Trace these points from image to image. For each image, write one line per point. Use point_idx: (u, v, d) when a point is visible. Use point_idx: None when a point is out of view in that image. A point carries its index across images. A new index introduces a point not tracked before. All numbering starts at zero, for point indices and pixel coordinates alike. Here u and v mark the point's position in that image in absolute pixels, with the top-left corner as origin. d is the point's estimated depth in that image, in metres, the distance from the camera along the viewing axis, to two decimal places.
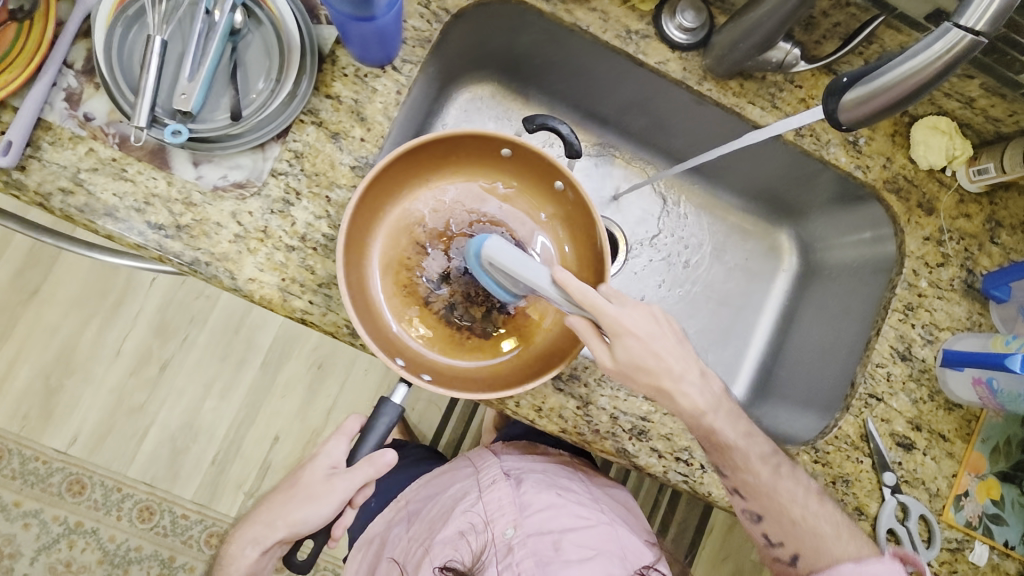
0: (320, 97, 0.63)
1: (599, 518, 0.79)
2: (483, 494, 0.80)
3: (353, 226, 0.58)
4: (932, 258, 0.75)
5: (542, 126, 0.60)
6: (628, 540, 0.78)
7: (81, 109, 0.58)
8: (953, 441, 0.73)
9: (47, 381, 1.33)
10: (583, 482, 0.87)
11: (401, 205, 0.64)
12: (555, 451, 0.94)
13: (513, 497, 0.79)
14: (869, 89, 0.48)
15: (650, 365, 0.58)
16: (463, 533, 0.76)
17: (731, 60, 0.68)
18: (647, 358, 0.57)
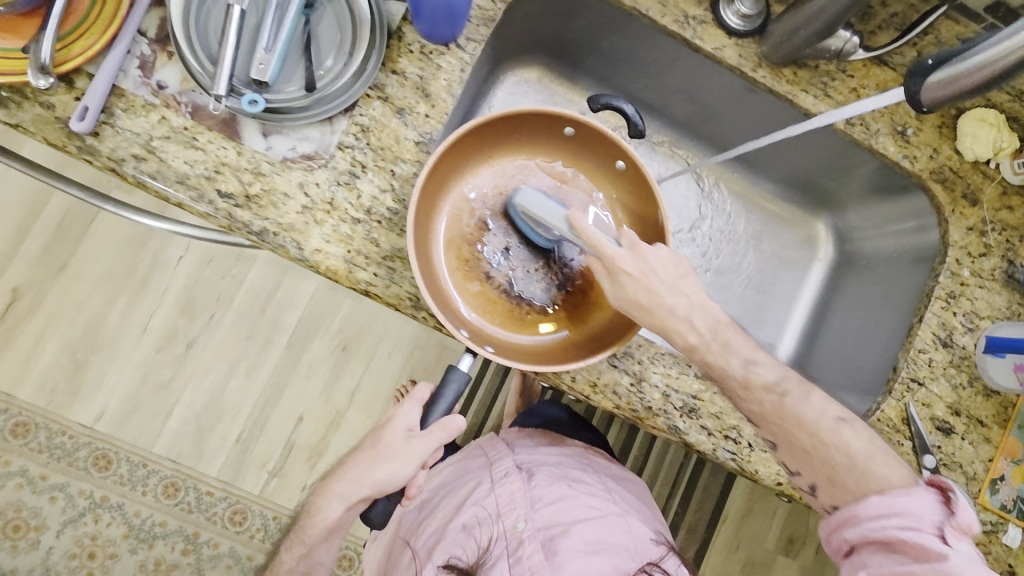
0: (387, 73, 0.64)
1: (610, 509, 0.80)
2: (495, 489, 0.82)
3: (423, 200, 0.60)
4: (975, 248, 0.76)
5: (607, 106, 0.60)
6: (639, 530, 0.80)
7: (154, 78, 0.59)
8: (990, 426, 0.75)
9: (74, 356, 1.34)
10: (596, 475, 0.88)
11: (463, 182, 0.66)
12: (573, 444, 0.95)
13: (523, 491, 0.80)
14: (956, 69, 0.51)
15: (644, 303, 0.59)
16: (475, 526, 0.79)
17: (790, 47, 0.68)
18: (642, 296, 0.59)
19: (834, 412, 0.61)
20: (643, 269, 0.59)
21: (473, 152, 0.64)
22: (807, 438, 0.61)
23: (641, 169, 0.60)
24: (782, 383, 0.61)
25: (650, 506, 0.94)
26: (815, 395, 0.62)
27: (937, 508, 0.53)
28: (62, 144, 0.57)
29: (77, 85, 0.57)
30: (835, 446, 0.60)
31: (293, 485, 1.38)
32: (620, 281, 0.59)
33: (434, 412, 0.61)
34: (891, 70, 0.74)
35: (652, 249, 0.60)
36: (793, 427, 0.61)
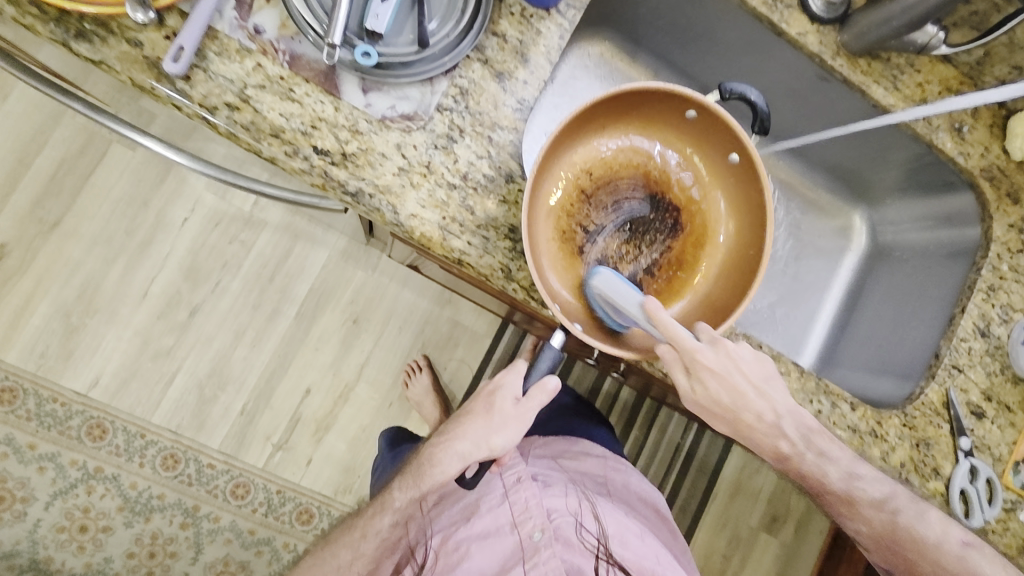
0: (487, 34, 0.62)
1: (629, 528, 0.79)
2: (509, 495, 0.78)
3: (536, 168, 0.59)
4: (1014, 245, 0.80)
5: (732, 93, 0.61)
6: (658, 555, 0.79)
7: (250, 21, 0.56)
8: (1016, 412, 0.80)
9: (67, 319, 1.26)
10: (610, 493, 0.86)
11: (571, 154, 0.67)
12: (591, 455, 0.94)
13: (541, 500, 0.77)
14: None
15: (725, 401, 0.64)
16: (489, 533, 0.76)
17: (872, 38, 0.71)
18: (724, 394, 0.63)
19: (910, 503, 0.73)
20: (728, 370, 0.62)
21: (588, 125, 0.64)
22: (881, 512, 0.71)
23: (756, 163, 0.60)
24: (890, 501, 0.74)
25: (666, 527, 0.93)
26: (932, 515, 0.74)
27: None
28: (149, 85, 0.54)
29: (167, 23, 0.54)
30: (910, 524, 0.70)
31: (299, 459, 1.32)
32: (704, 380, 0.61)
33: (530, 379, 0.64)
34: (953, 68, 0.77)
35: (736, 348, 0.63)
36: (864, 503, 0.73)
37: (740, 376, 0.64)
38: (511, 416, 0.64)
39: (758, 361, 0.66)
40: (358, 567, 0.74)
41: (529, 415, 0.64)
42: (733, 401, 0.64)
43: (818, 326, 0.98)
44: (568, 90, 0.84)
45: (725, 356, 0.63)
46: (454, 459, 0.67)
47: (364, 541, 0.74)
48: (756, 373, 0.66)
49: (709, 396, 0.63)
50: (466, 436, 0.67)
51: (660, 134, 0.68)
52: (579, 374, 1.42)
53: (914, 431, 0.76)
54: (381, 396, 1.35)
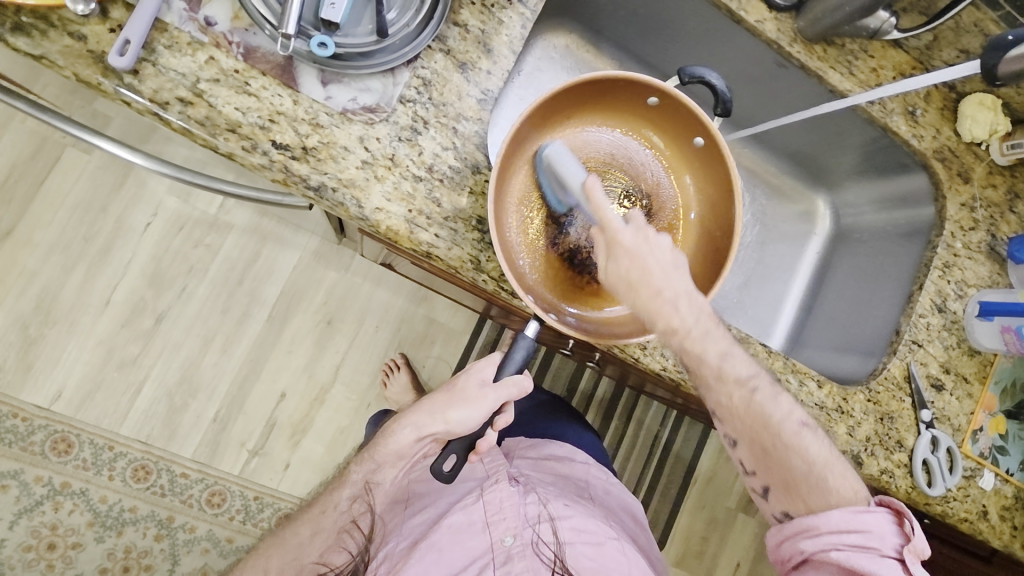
0: (449, 24, 0.62)
1: (605, 532, 0.73)
2: (484, 494, 0.74)
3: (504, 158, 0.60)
4: (966, 223, 0.84)
5: (693, 78, 0.63)
6: (636, 561, 0.72)
7: (201, 12, 0.54)
8: (973, 383, 0.85)
9: (25, 331, 1.21)
10: (591, 498, 0.83)
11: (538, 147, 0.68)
12: (575, 461, 0.90)
13: (516, 503, 0.72)
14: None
15: (636, 279, 0.59)
16: (460, 530, 0.71)
17: (827, 23, 0.72)
18: (637, 273, 0.59)
19: (799, 417, 0.64)
20: (641, 249, 0.59)
21: (554, 116, 0.65)
22: (770, 437, 0.63)
23: (719, 143, 0.61)
24: (753, 378, 0.63)
25: (644, 544, 0.86)
26: (783, 397, 0.64)
27: (891, 528, 0.59)
28: (95, 81, 0.52)
29: (111, 16, 0.53)
30: (794, 449, 0.63)
31: (276, 463, 1.30)
32: (618, 257, 0.59)
33: (503, 373, 0.64)
34: (905, 53, 0.80)
35: (657, 235, 0.60)
36: (756, 423, 0.63)
37: (654, 256, 0.59)
38: (473, 398, 0.63)
39: (679, 256, 0.61)
40: (319, 542, 0.74)
41: (493, 397, 0.62)
42: (642, 282, 0.59)
43: (787, 308, 1.00)
44: (533, 83, 0.85)
45: (640, 236, 0.59)
46: (408, 431, 0.67)
47: (324, 516, 0.74)
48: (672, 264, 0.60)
49: (615, 272, 0.59)
50: (428, 414, 0.66)
51: (625, 121, 0.69)
52: (556, 366, 1.43)
53: (879, 405, 0.80)
54: (358, 396, 1.33)
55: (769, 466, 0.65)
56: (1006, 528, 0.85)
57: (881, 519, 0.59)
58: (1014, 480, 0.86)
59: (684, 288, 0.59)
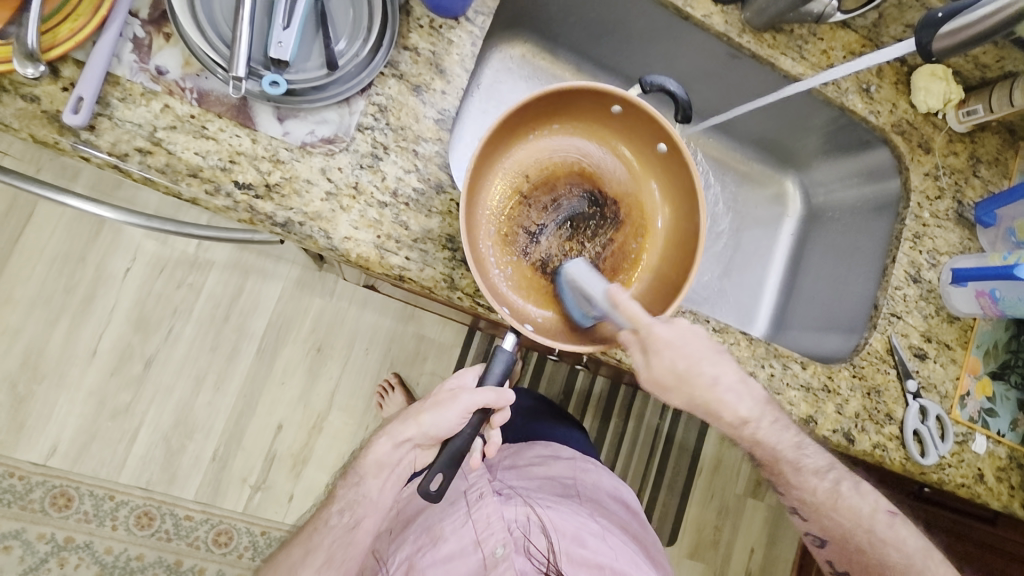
0: (399, 49, 0.62)
1: (588, 528, 0.76)
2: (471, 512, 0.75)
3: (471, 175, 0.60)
4: (931, 192, 0.85)
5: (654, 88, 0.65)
6: (621, 551, 0.76)
7: (152, 62, 0.54)
8: (955, 348, 0.86)
9: (14, 390, 1.21)
10: (577, 495, 0.84)
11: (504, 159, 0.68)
12: (559, 457, 0.92)
13: (501, 513, 0.74)
14: (960, 24, 0.65)
15: (681, 368, 0.61)
16: (454, 557, 0.72)
17: (771, 12, 0.74)
18: (681, 365, 0.61)
19: (886, 507, 0.71)
20: (681, 341, 0.60)
21: (518, 129, 0.66)
22: (864, 536, 0.69)
23: (682, 149, 0.62)
24: (832, 469, 0.70)
25: (636, 522, 0.90)
26: (866, 488, 0.71)
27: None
28: (52, 140, 0.52)
29: (62, 75, 0.53)
30: (891, 544, 0.69)
31: (280, 496, 1.30)
32: (659, 354, 0.60)
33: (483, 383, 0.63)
34: (854, 33, 0.82)
35: (685, 324, 0.62)
36: (845, 520, 0.69)
37: (691, 347, 0.61)
38: (447, 404, 0.63)
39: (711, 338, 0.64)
40: (312, 562, 0.69)
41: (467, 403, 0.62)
42: (687, 370, 0.61)
43: (767, 293, 1.01)
44: (493, 95, 0.86)
45: (677, 329, 0.61)
46: (387, 440, 0.68)
47: (315, 532, 0.71)
48: (703, 347, 0.63)
49: (661, 369, 0.61)
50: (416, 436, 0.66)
51: (589, 129, 0.69)
52: (550, 371, 1.43)
53: (865, 380, 0.81)
54: (356, 420, 1.33)
55: (859, 562, 0.70)
56: (1004, 489, 0.86)
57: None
58: (1006, 441, 0.87)
59: (727, 371, 0.64)
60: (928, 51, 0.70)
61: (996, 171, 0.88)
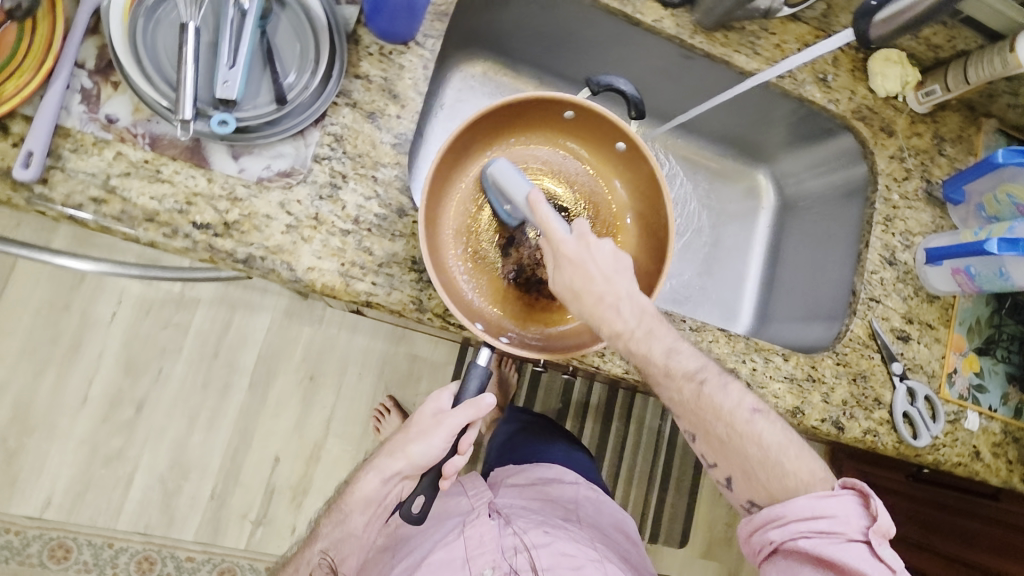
0: (350, 78, 0.62)
1: (585, 555, 0.72)
2: (466, 530, 0.76)
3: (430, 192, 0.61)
4: (898, 173, 0.86)
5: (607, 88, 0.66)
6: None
7: (102, 111, 0.55)
8: (938, 327, 0.86)
9: (5, 445, 1.20)
10: (578, 523, 0.83)
11: (466, 176, 0.69)
12: (564, 481, 0.91)
13: (497, 535, 0.75)
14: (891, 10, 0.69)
15: (581, 288, 0.60)
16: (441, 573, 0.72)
17: (719, 11, 0.74)
18: (582, 283, 0.60)
19: (749, 403, 0.66)
20: (583, 258, 0.60)
21: (473, 144, 0.66)
22: (722, 426, 0.66)
23: (640, 145, 0.63)
24: (701, 371, 0.65)
25: (636, 559, 0.86)
26: (732, 384, 0.66)
27: (858, 512, 0.61)
28: (6, 197, 0.52)
29: (11, 130, 0.53)
30: (747, 436, 0.66)
31: (281, 530, 1.29)
32: (562, 266, 0.61)
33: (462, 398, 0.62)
34: (805, 24, 0.82)
35: (598, 241, 0.61)
36: (708, 414, 0.65)
37: (598, 267, 0.61)
38: (428, 427, 0.62)
39: (622, 257, 0.62)
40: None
41: (447, 423, 0.60)
42: (587, 289, 0.60)
43: (749, 287, 1.02)
44: (457, 115, 0.87)
45: (582, 245, 0.61)
46: (374, 475, 0.66)
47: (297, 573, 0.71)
48: (613, 268, 0.61)
49: (560, 283, 0.61)
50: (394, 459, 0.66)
51: (548, 137, 0.70)
52: (545, 386, 1.41)
53: (849, 366, 0.80)
54: (354, 447, 1.32)
55: (728, 457, 0.67)
56: (1002, 464, 0.86)
57: (846, 502, 0.62)
58: (998, 416, 0.87)
59: (631, 294, 0.62)
60: (869, 36, 0.74)
61: (962, 148, 0.89)
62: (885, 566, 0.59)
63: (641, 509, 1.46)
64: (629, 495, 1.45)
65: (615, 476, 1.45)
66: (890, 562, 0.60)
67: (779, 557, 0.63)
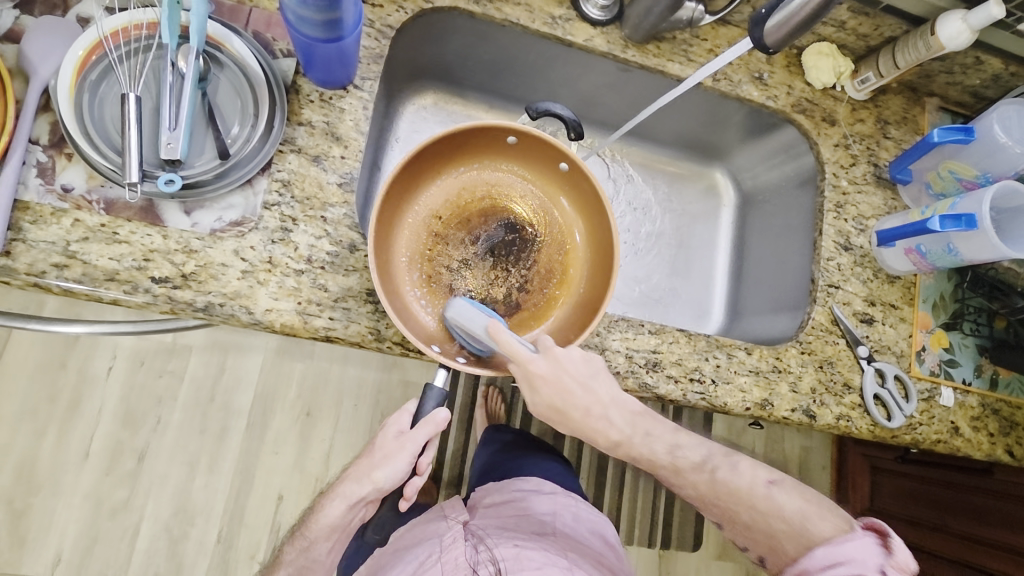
0: (293, 125, 0.66)
1: (554, 563, 0.75)
2: (440, 552, 0.79)
3: (379, 225, 0.64)
4: (845, 160, 0.87)
5: (544, 113, 0.68)
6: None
7: (58, 182, 0.58)
8: (902, 307, 0.87)
9: (13, 506, 1.23)
10: (551, 532, 0.84)
11: (414, 203, 0.71)
12: (540, 493, 0.93)
13: (468, 554, 0.78)
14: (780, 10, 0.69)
15: (562, 400, 0.62)
16: None
17: (646, 26, 0.77)
18: (564, 396, 0.62)
19: (764, 477, 0.66)
20: (558, 373, 0.61)
21: (419, 173, 0.68)
22: (744, 510, 0.65)
23: (581, 165, 0.65)
24: (707, 461, 0.68)
25: (617, 561, 0.87)
26: (741, 463, 0.68)
27: (876, 551, 0.55)
28: None
29: None
30: (769, 513, 0.64)
31: None
32: (540, 387, 0.62)
33: (422, 415, 0.63)
34: (735, 28, 0.86)
35: (564, 351, 0.62)
36: (728, 502, 0.65)
37: (572, 376, 0.62)
38: (391, 450, 0.64)
39: (591, 359, 0.64)
40: None
41: (408, 444, 0.63)
42: (569, 402, 0.63)
43: (718, 284, 1.02)
44: (411, 145, 0.90)
45: (552, 361, 0.62)
46: (338, 501, 0.67)
47: None
48: (587, 371, 0.63)
49: (544, 401, 0.63)
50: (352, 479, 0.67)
51: (493, 159, 0.72)
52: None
53: (815, 354, 0.81)
54: None
55: (755, 538, 0.64)
56: (984, 438, 0.86)
57: (862, 544, 0.56)
58: (974, 389, 0.86)
59: (608, 396, 0.65)
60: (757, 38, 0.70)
61: (907, 129, 0.91)
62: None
63: (650, 515, 1.45)
64: (636, 502, 1.45)
65: (619, 483, 1.44)
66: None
67: None
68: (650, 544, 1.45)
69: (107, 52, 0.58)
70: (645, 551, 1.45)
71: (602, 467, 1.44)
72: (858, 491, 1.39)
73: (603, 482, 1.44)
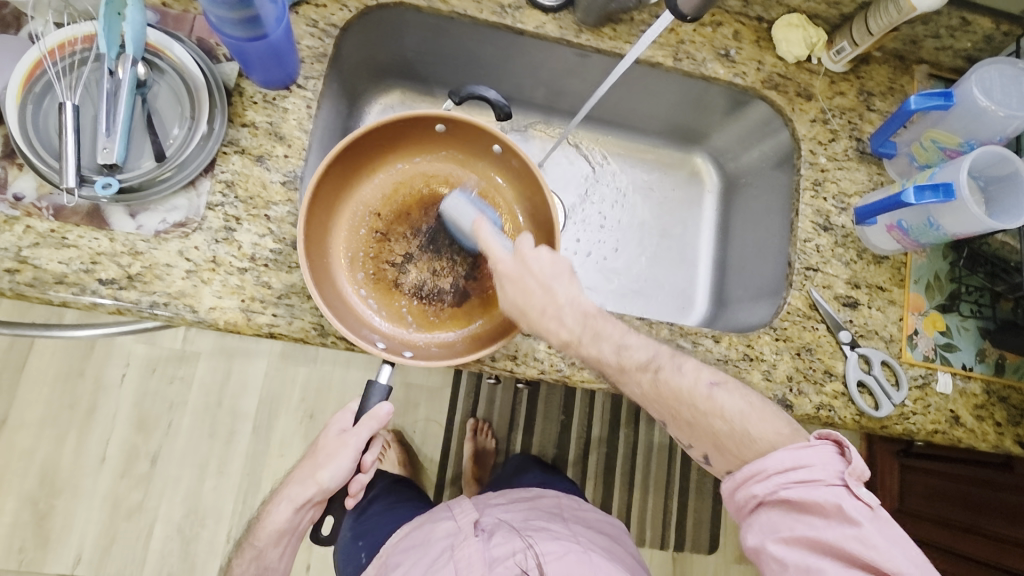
0: (237, 127, 0.67)
1: (567, 550, 0.77)
2: (454, 554, 0.78)
3: (313, 223, 0.65)
4: (823, 136, 0.83)
5: (471, 95, 0.68)
6: (602, 567, 0.75)
7: (10, 191, 0.61)
8: (891, 289, 0.81)
9: (36, 508, 1.29)
10: (561, 521, 0.86)
11: (352, 201, 0.72)
12: (544, 496, 0.94)
13: (482, 549, 0.77)
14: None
15: (523, 303, 0.63)
16: None
17: (597, 8, 0.75)
18: (527, 298, 0.63)
19: (707, 377, 0.63)
20: (520, 272, 0.63)
21: (352, 172, 0.69)
22: (687, 410, 0.63)
23: (511, 144, 0.67)
24: (652, 361, 0.63)
25: (623, 542, 0.90)
26: (686, 362, 0.64)
27: (836, 458, 0.55)
28: None
29: None
30: (710, 412, 0.62)
31: None
32: (505, 286, 0.64)
33: (366, 409, 0.66)
34: None
35: (532, 251, 0.64)
36: (672, 400, 0.63)
37: (535, 279, 0.63)
38: (334, 446, 0.67)
39: (561, 263, 0.64)
40: None
41: (350, 438, 0.66)
42: (527, 305, 0.63)
43: (702, 273, 0.98)
44: None
45: (520, 261, 0.64)
46: (285, 503, 0.69)
47: None
48: (548, 272, 0.63)
49: (505, 300, 0.64)
50: (298, 479, 0.70)
51: (428, 150, 0.73)
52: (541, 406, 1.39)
53: (791, 341, 0.77)
54: None
55: (699, 436, 0.63)
56: (989, 428, 0.79)
57: (824, 451, 0.56)
58: (976, 375, 0.79)
59: (567, 298, 0.64)
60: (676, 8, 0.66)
61: (894, 99, 0.85)
62: (868, 507, 0.53)
63: (661, 517, 1.40)
64: (645, 503, 1.40)
65: (628, 484, 1.40)
66: (873, 504, 0.54)
67: (760, 510, 0.57)
68: (663, 546, 1.40)
69: (46, 68, 0.61)
70: (657, 553, 1.40)
71: (610, 467, 1.40)
72: (885, 490, 1.31)
73: (610, 483, 1.40)
